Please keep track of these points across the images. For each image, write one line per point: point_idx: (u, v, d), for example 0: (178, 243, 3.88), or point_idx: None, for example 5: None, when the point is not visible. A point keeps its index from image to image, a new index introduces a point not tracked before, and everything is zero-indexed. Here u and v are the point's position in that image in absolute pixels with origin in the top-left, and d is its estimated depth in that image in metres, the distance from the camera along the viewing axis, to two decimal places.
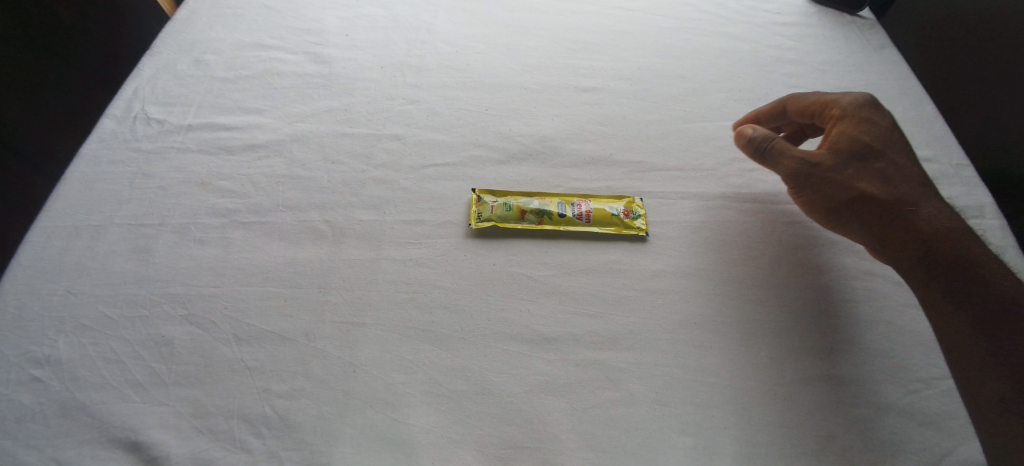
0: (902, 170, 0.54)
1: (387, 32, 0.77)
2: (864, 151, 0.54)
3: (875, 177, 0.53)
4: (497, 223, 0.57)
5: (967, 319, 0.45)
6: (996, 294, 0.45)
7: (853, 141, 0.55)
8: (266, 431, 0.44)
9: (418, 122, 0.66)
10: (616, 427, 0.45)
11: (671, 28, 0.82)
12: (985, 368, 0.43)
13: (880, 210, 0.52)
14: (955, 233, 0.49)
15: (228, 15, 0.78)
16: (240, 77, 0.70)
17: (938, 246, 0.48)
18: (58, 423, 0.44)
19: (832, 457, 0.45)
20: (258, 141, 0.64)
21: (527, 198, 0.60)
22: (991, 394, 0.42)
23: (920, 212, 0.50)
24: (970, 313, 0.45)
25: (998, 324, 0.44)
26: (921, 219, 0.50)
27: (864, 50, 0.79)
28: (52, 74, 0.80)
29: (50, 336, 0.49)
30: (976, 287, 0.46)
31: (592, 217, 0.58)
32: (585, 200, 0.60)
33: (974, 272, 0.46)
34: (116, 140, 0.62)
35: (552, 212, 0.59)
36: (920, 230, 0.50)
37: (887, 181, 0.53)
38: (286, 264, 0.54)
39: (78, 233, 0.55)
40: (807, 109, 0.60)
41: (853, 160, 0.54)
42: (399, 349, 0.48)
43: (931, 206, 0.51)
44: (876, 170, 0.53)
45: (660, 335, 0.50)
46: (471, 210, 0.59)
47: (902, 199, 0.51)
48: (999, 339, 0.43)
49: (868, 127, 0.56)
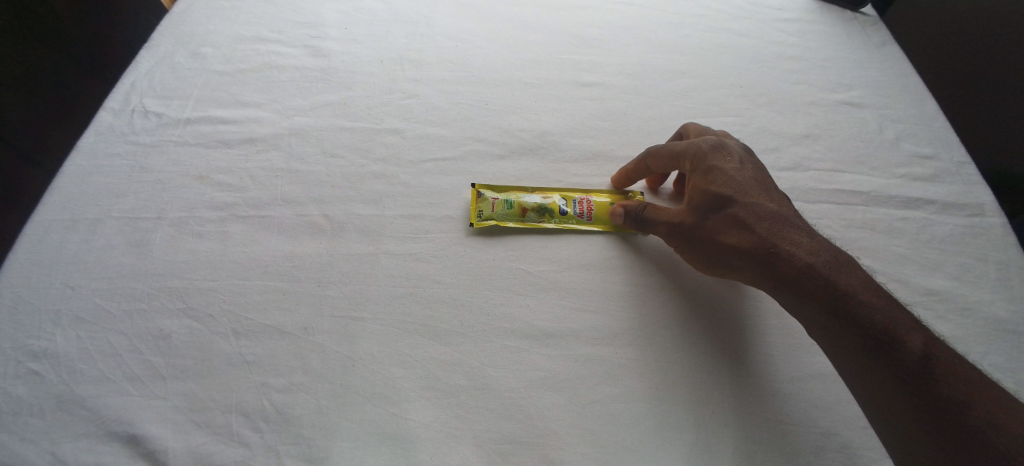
0: (759, 205, 0.50)
1: (387, 25, 0.76)
2: (717, 201, 0.50)
3: (735, 227, 0.49)
4: (498, 222, 0.57)
5: (858, 362, 0.43)
6: (871, 325, 0.42)
7: (705, 194, 0.51)
8: (264, 425, 0.44)
9: (418, 116, 0.66)
10: (614, 424, 0.45)
11: (673, 23, 0.81)
12: (882, 407, 0.42)
13: (749, 267, 0.48)
14: (821, 271, 0.45)
15: (226, 8, 0.77)
16: (238, 70, 0.70)
17: (809, 294, 0.45)
18: (55, 417, 0.44)
19: (831, 454, 0.45)
20: (256, 135, 0.63)
21: (528, 195, 0.59)
22: (890, 430, 0.41)
23: (785, 256, 0.47)
24: (853, 356, 0.43)
25: (878, 362, 0.42)
26: (789, 263, 0.47)
27: (866, 47, 0.79)
28: (50, 68, 0.76)
29: (47, 329, 0.48)
30: (850, 328, 0.43)
31: (593, 214, 0.58)
32: (586, 198, 0.60)
33: (844, 312, 0.43)
34: (114, 133, 0.62)
35: (554, 210, 0.58)
36: (790, 276, 0.46)
37: (748, 227, 0.49)
38: (284, 258, 0.53)
39: (75, 227, 0.55)
40: (665, 160, 0.56)
41: (709, 215, 0.50)
42: (398, 343, 0.48)
43: (794, 241, 0.48)
44: (733, 219, 0.49)
45: (657, 332, 0.50)
46: (471, 208, 0.58)
47: (765, 245, 0.48)
48: (886, 376, 0.41)
49: (720, 168, 0.51)
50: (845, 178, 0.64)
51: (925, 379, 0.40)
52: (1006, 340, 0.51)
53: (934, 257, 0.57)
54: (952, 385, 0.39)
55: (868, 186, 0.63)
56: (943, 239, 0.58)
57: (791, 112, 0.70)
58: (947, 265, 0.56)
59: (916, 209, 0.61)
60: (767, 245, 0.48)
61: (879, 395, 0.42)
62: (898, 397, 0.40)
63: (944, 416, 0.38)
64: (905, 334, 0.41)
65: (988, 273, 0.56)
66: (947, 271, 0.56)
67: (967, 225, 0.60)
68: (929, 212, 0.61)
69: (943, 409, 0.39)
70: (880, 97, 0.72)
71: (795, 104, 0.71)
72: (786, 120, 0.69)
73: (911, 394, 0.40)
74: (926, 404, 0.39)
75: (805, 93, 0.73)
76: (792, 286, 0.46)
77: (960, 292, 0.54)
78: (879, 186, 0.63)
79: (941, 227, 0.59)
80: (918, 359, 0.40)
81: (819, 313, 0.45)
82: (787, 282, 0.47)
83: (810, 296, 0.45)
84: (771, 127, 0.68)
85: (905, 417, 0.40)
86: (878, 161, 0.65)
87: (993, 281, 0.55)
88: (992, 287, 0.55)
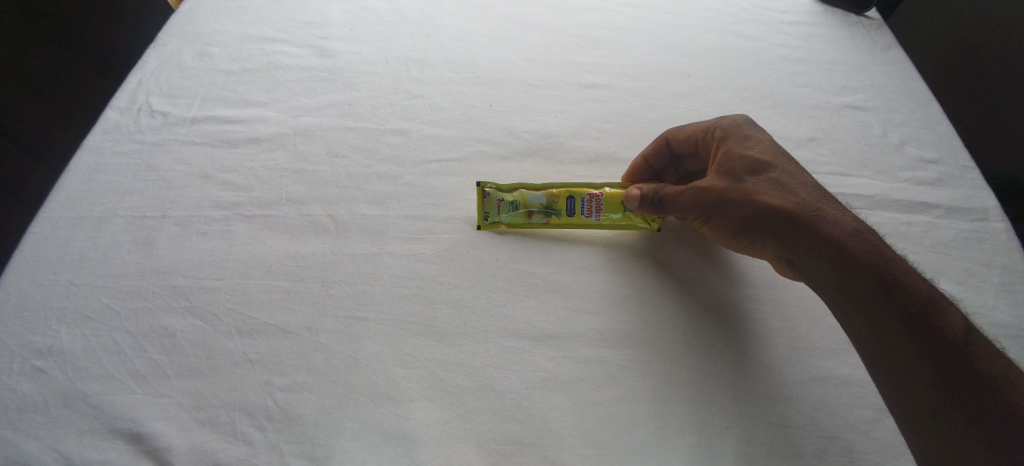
0: (795, 174, 0.50)
1: (392, 26, 0.77)
2: (755, 164, 0.51)
3: (773, 188, 0.49)
4: (505, 227, 0.57)
5: (895, 329, 0.41)
6: (905, 291, 0.42)
7: (745, 158, 0.51)
8: (268, 424, 0.44)
9: (422, 117, 0.66)
10: (617, 424, 0.45)
11: (678, 25, 0.81)
12: (907, 386, 0.40)
13: (786, 227, 0.48)
14: (857, 234, 0.46)
15: (233, 7, 0.78)
16: (243, 70, 0.70)
17: (846, 254, 0.45)
18: (60, 413, 0.44)
19: (835, 457, 0.44)
20: (262, 134, 0.63)
21: (534, 194, 0.58)
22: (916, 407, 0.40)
23: (822, 218, 0.47)
24: (888, 322, 0.42)
25: (914, 328, 0.41)
26: (829, 226, 0.46)
27: (871, 50, 0.79)
28: (54, 63, 0.75)
29: (53, 327, 0.49)
30: (889, 294, 0.42)
31: (602, 213, 0.57)
32: (596, 194, 0.57)
33: (885, 273, 0.43)
34: (120, 132, 0.62)
35: (559, 211, 0.57)
36: (827, 236, 0.46)
37: (785, 190, 0.49)
38: (289, 257, 0.54)
39: (81, 225, 0.55)
40: (690, 139, 0.57)
41: (747, 177, 0.50)
42: (402, 343, 0.48)
43: (829, 208, 0.48)
44: (773, 181, 0.50)
45: (660, 334, 0.50)
46: (478, 210, 0.58)
47: (804, 208, 0.48)
48: (919, 347, 0.40)
49: (756, 139, 0.53)
50: (849, 181, 0.64)
51: (957, 355, 0.39)
52: (1009, 345, 0.51)
53: (938, 262, 0.57)
54: (982, 364, 0.39)
55: (872, 190, 0.63)
56: (948, 243, 0.58)
57: (796, 115, 0.70)
58: (951, 270, 0.56)
59: (920, 213, 0.61)
60: (805, 208, 0.48)
61: (907, 371, 0.40)
62: (930, 374, 0.39)
63: (974, 394, 0.38)
64: (939, 305, 0.41)
65: (993, 278, 0.56)
66: (950, 276, 0.56)
67: (972, 229, 0.60)
68: (934, 216, 0.61)
69: (973, 387, 0.38)
70: (884, 101, 0.72)
71: (799, 107, 0.71)
72: (790, 123, 0.69)
73: (944, 365, 0.39)
74: (957, 382, 0.39)
75: (810, 96, 0.72)
76: (832, 249, 0.45)
77: (963, 297, 0.54)
78: (883, 189, 0.63)
79: (944, 231, 0.59)
80: (954, 333, 0.40)
81: (858, 278, 0.44)
82: (827, 245, 0.46)
83: (847, 257, 0.44)
84: (775, 129, 0.68)
85: (934, 396, 0.39)
86: (883, 165, 0.65)
87: (998, 285, 0.55)
88: (998, 292, 0.54)
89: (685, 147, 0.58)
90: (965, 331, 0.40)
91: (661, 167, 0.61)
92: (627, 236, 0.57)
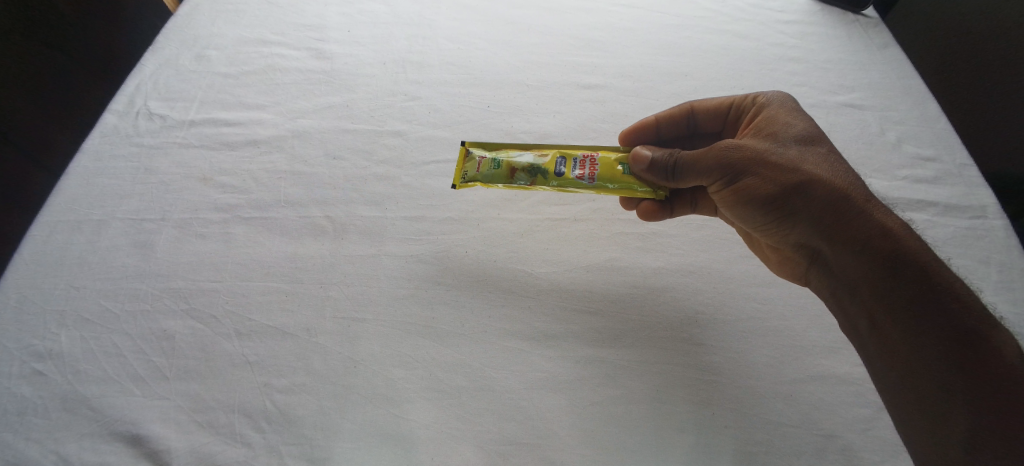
0: (835, 154, 0.49)
1: (389, 28, 0.77)
2: (794, 137, 0.49)
3: (815, 162, 0.47)
4: (482, 183, 0.55)
5: (923, 314, 0.39)
6: (940, 281, 0.40)
7: (792, 133, 0.50)
8: (266, 425, 0.45)
9: (419, 118, 0.66)
10: (615, 425, 0.45)
11: (674, 25, 0.81)
12: (919, 383, 0.39)
13: (828, 199, 0.44)
14: (893, 218, 0.44)
15: (230, 10, 0.78)
16: (241, 72, 0.70)
17: (884, 233, 0.43)
18: (59, 416, 0.45)
19: (834, 456, 0.44)
20: (259, 136, 0.64)
21: (521, 155, 0.55)
22: (923, 405, 0.39)
23: (860, 195, 0.45)
24: (916, 310, 0.40)
25: (945, 322, 0.39)
26: (872, 206, 0.44)
27: (867, 48, 0.79)
28: (52, 66, 0.74)
29: (52, 330, 0.49)
30: (925, 280, 0.40)
31: (595, 176, 0.53)
32: (590, 156, 0.54)
33: (925, 259, 0.41)
34: (119, 135, 0.63)
35: (548, 171, 0.53)
36: (868, 214, 0.43)
37: (824, 164, 0.47)
38: (287, 259, 0.54)
39: (80, 228, 0.55)
40: (715, 108, 0.59)
41: (785, 146, 0.48)
42: (400, 344, 0.48)
43: (870, 194, 0.46)
44: (817, 156, 0.47)
45: (659, 334, 0.50)
46: (457, 169, 0.57)
47: (845, 183, 0.45)
48: (944, 343, 0.38)
49: (794, 116, 0.52)
50: None
51: (998, 369, 0.37)
52: None
53: None
54: (1012, 366, 0.37)
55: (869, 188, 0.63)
56: (944, 241, 0.58)
57: None
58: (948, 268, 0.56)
59: (917, 211, 0.61)
60: (846, 186, 0.45)
61: (924, 370, 0.38)
62: (948, 374, 0.37)
63: (989, 395, 0.36)
64: (982, 311, 0.39)
65: (990, 274, 0.56)
66: None
67: (969, 227, 0.60)
68: (932, 214, 0.61)
69: (995, 388, 0.36)
70: (882, 99, 0.72)
71: None
72: None
73: (963, 361, 0.37)
74: (976, 387, 0.37)
75: (807, 95, 0.73)
76: (875, 227, 0.43)
77: None
78: (880, 188, 0.63)
79: (942, 229, 0.59)
80: (1000, 347, 0.37)
81: (894, 258, 0.41)
82: (871, 222, 0.43)
83: (886, 240, 0.42)
84: None
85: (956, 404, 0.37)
86: (878, 162, 0.65)
87: (995, 283, 0.55)
88: (995, 289, 0.54)
89: (706, 116, 0.61)
90: (1016, 352, 0.37)
91: (669, 135, 0.63)
92: (625, 206, 0.59)
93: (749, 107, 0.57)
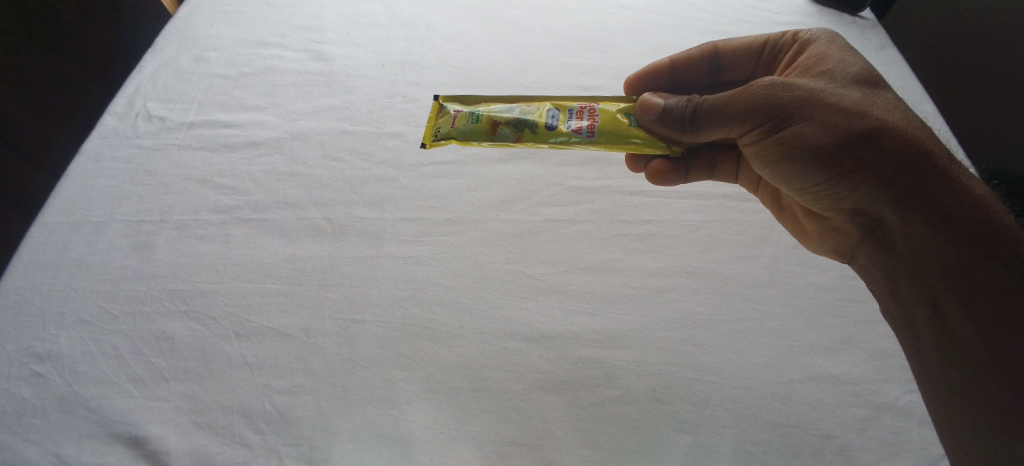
0: (893, 99, 0.47)
1: (388, 29, 0.77)
2: (851, 78, 0.47)
3: (878, 109, 0.44)
4: (459, 141, 0.54)
5: (982, 277, 0.39)
6: (1005, 241, 0.39)
7: (851, 77, 0.47)
8: (265, 426, 0.45)
9: (418, 120, 0.67)
10: (612, 425, 0.45)
11: (671, 26, 0.81)
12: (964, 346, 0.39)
13: (893, 148, 0.42)
14: (957, 167, 0.42)
15: (230, 12, 0.78)
16: (240, 74, 0.70)
17: (951, 188, 0.41)
18: (58, 417, 0.45)
19: (831, 456, 0.45)
20: (258, 138, 0.64)
21: (505, 109, 0.53)
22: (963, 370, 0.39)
23: (924, 142, 0.43)
24: (974, 271, 0.39)
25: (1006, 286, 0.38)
26: (938, 157, 0.42)
27: (863, 50, 0.79)
28: (53, 72, 0.73)
29: (51, 331, 0.49)
30: (988, 239, 0.39)
31: (596, 130, 0.50)
32: (589, 107, 0.52)
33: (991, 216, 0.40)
34: (119, 137, 0.63)
35: (538, 125, 0.52)
36: (934, 166, 0.42)
37: (885, 110, 0.45)
38: (286, 260, 0.54)
39: (79, 229, 0.55)
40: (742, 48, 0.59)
41: (842, 88, 0.45)
42: (396, 346, 0.49)
43: (934, 143, 0.44)
44: (877, 103, 0.45)
45: (658, 334, 0.50)
46: (429, 123, 0.56)
47: (908, 130, 0.43)
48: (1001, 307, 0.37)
49: (849, 58, 0.49)
50: None
51: None
52: None
53: None
54: None
55: None
56: None
57: None
58: None
59: None
60: (910, 135, 0.43)
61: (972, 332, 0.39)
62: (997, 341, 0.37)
63: None
64: None
65: None
66: None
67: None
68: None
69: None
70: None
71: None
72: None
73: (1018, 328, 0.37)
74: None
75: None
76: (941, 180, 0.41)
77: None
78: None
79: None
80: None
81: (960, 214, 0.40)
82: (936, 174, 0.41)
83: (952, 195, 0.41)
84: None
85: (1001, 375, 0.37)
86: None
87: None
88: None
89: (731, 59, 0.61)
90: None
91: (683, 80, 0.63)
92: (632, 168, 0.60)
93: (790, 44, 0.55)
